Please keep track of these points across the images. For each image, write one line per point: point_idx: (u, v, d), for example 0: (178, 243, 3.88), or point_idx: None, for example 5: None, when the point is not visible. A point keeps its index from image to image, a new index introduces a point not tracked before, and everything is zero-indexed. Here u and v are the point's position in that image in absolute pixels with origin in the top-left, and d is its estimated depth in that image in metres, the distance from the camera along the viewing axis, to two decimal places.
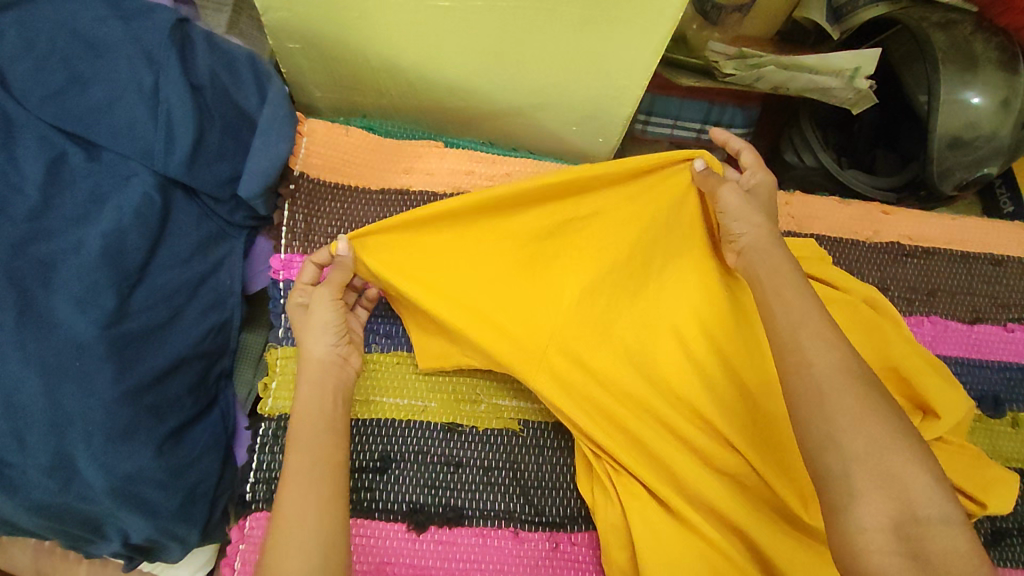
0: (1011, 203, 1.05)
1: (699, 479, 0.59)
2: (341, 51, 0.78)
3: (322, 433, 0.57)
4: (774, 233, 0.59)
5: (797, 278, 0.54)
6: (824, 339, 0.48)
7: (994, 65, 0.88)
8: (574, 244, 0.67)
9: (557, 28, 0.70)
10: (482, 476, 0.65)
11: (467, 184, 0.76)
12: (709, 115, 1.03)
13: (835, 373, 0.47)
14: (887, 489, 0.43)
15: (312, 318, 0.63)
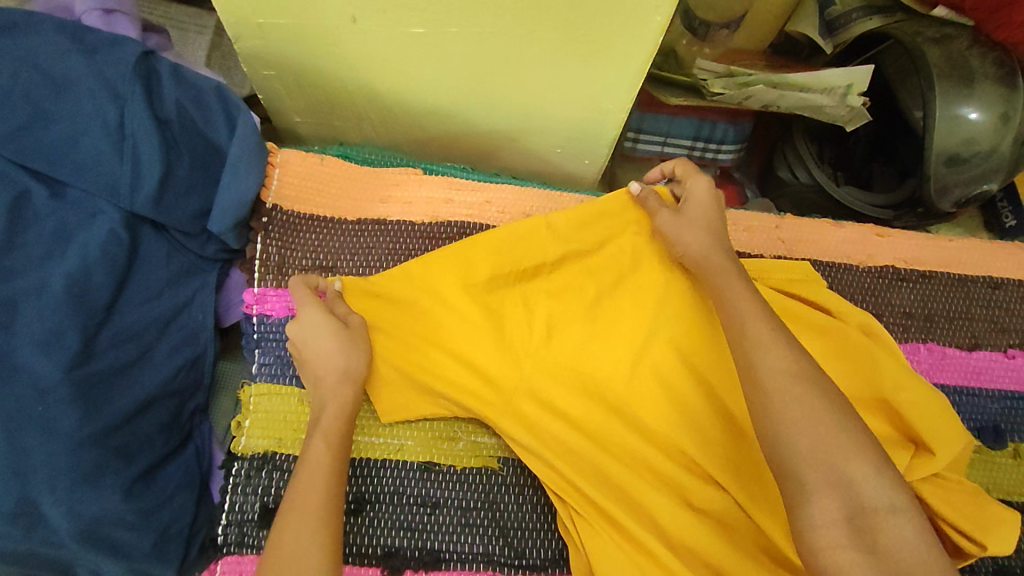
0: (1012, 215, 1.03)
1: (672, 517, 0.58)
2: (316, 77, 0.76)
3: (335, 441, 0.57)
4: (717, 242, 0.62)
5: (744, 289, 0.57)
6: (765, 343, 0.51)
7: (990, 81, 0.85)
8: (560, 281, 0.70)
9: (534, 54, 0.69)
10: (461, 518, 0.62)
11: (445, 213, 0.74)
12: (701, 132, 1.02)
13: (780, 375, 0.48)
14: (837, 485, 0.44)
15: (328, 332, 0.61)
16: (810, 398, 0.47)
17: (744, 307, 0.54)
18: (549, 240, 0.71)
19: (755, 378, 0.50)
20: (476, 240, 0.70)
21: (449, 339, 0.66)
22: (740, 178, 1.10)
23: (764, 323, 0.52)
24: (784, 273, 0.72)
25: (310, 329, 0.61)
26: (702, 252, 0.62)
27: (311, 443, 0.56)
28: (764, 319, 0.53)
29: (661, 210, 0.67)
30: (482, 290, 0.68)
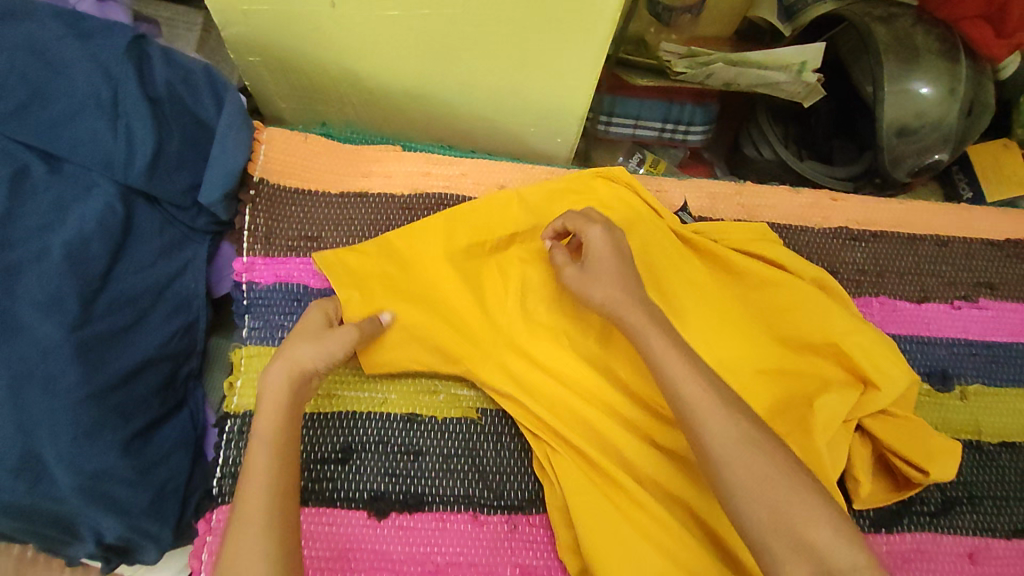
0: (970, 188, 1.13)
1: (637, 452, 0.63)
2: (297, 56, 0.81)
3: (280, 433, 0.55)
4: (629, 296, 0.60)
5: (663, 342, 0.56)
6: (710, 409, 0.51)
7: (935, 55, 0.90)
8: (533, 250, 0.75)
9: (500, 34, 0.74)
10: (442, 464, 0.66)
11: (424, 185, 0.79)
12: (670, 114, 1.07)
13: (727, 442, 0.50)
14: (801, 553, 0.45)
15: (315, 333, 0.62)
16: (757, 463, 0.48)
17: (674, 370, 0.54)
18: (521, 211, 0.75)
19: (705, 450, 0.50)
20: (454, 210, 0.75)
21: (427, 301, 0.71)
22: (709, 158, 1.16)
23: (697, 384, 0.53)
24: (749, 230, 0.77)
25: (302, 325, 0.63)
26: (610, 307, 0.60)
27: (254, 447, 0.54)
28: (697, 380, 0.53)
29: (567, 266, 0.65)
30: (458, 258, 0.73)
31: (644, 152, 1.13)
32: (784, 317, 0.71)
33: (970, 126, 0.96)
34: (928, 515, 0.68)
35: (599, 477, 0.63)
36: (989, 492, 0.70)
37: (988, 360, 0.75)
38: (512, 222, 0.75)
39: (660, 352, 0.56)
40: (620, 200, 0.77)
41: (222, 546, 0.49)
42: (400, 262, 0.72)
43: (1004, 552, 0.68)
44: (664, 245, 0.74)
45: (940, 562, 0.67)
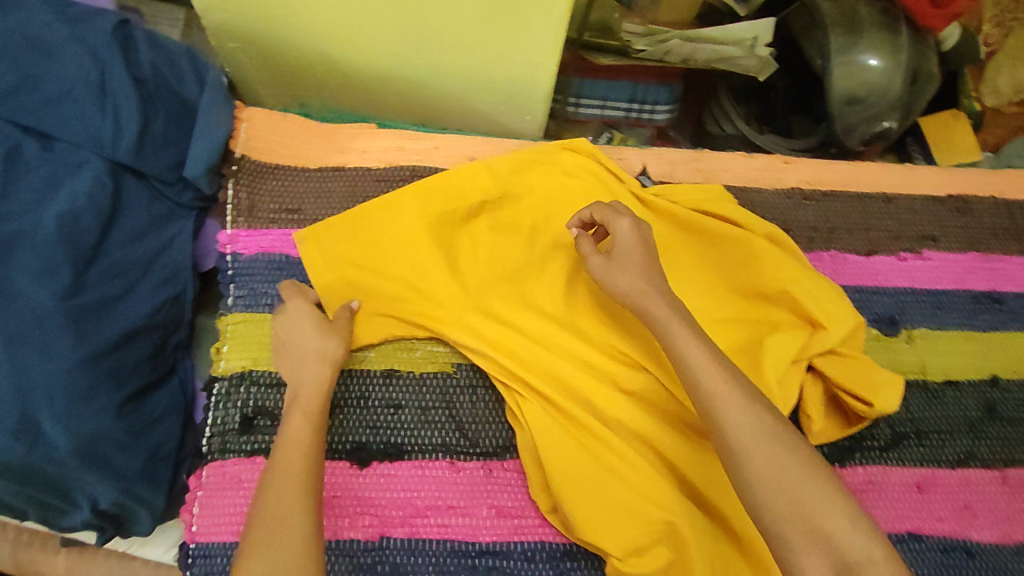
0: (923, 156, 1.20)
1: (602, 395, 0.67)
2: (274, 38, 0.85)
3: (313, 409, 0.62)
4: (654, 289, 0.63)
5: (689, 335, 0.58)
6: (732, 399, 0.53)
7: (877, 27, 0.95)
8: (501, 217, 0.80)
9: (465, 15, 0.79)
10: (421, 415, 0.70)
11: (397, 159, 0.83)
12: (635, 93, 1.14)
13: (748, 434, 0.52)
14: (817, 544, 0.47)
15: (320, 326, 0.69)
16: (776, 455, 0.50)
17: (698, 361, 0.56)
18: (490, 179, 0.79)
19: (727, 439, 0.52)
20: (426, 181, 0.79)
21: (401, 265, 0.75)
22: (675, 137, 1.21)
23: (718, 375, 0.55)
24: (708, 190, 0.81)
25: (297, 322, 0.69)
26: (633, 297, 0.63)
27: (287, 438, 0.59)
28: (719, 370, 0.55)
29: (593, 255, 0.68)
30: (430, 224, 0.77)
31: (613, 131, 1.19)
32: (736, 270, 0.75)
33: (916, 95, 1.01)
34: (879, 449, 0.73)
35: (568, 421, 0.67)
36: (935, 426, 0.75)
37: (932, 307, 0.81)
38: (481, 190, 0.79)
39: (674, 310, 0.60)
40: (582, 168, 0.81)
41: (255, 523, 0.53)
42: (374, 230, 0.76)
43: (950, 481, 0.73)
44: (624, 207, 0.79)
45: (889, 491, 0.72)
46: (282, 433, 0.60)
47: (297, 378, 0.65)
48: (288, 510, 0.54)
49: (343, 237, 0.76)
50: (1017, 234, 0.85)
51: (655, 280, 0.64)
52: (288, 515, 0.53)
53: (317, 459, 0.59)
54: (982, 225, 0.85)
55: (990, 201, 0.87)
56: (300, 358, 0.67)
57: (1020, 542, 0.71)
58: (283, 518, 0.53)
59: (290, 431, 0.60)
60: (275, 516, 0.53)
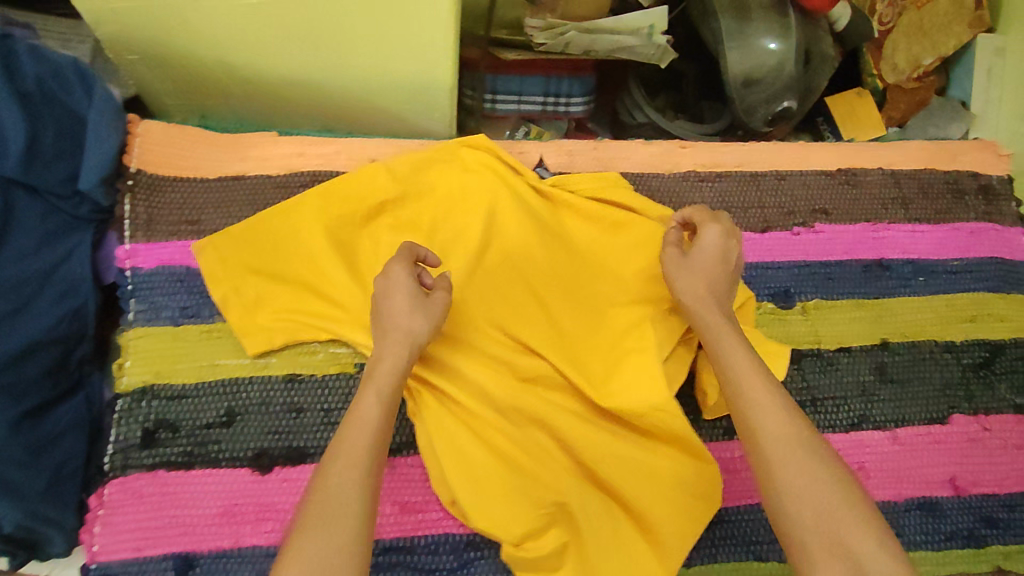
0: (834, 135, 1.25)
1: (499, 384, 0.68)
2: (167, 47, 0.85)
3: (388, 390, 0.58)
4: (712, 300, 0.65)
5: (741, 346, 0.61)
6: (773, 407, 0.57)
7: (765, 10, 0.99)
8: (402, 216, 0.81)
9: (353, 17, 0.79)
10: (325, 417, 0.71)
11: (298, 165, 0.83)
12: (549, 88, 1.15)
13: (787, 441, 0.55)
14: (838, 556, 0.50)
15: (417, 301, 0.62)
16: (809, 467, 0.53)
17: (744, 369, 0.59)
18: (388, 180, 0.80)
19: (761, 444, 0.56)
20: (324, 186, 0.80)
21: (301, 268, 0.75)
22: (593, 128, 1.22)
23: (763, 387, 0.58)
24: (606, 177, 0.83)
25: (396, 289, 0.62)
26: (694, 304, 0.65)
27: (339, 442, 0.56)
28: (763, 382, 0.58)
29: (671, 252, 0.69)
30: (330, 228, 0.77)
31: (530, 125, 1.20)
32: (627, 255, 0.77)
33: (812, 75, 1.05)
34: None
35: (463, 413, 0.67)
36: (829, 393, 0.78)
37: (825, 278, 0.84)
38: (379, 191, 0.80)
39: (726, 320, 0.63)
40: (482, 164, 0.82)
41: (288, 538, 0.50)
42: (273, 235, 0.76)
43: (845, 444, 0.76)
44: (524, 199, 0.80)
45: None
46: (354, 410, 0.57)
47: (378, 352, 0.61)
48: (348, 501, 0.52)
49: (240, 244, 0.76)
50: (905, 203, 0.89)
51: (718, 293, 0.66)
52: (346, 505, 0.51)
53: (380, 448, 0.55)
54: (872, 196, 0.89)
55: (878, 173, 0.90)
56: (386, 330, 0.61)
57: (910, 498, 0.75)
58: (343, 505, 0.52)
59: (363, 409, 0.57)
60: (336, 502, 0.52)
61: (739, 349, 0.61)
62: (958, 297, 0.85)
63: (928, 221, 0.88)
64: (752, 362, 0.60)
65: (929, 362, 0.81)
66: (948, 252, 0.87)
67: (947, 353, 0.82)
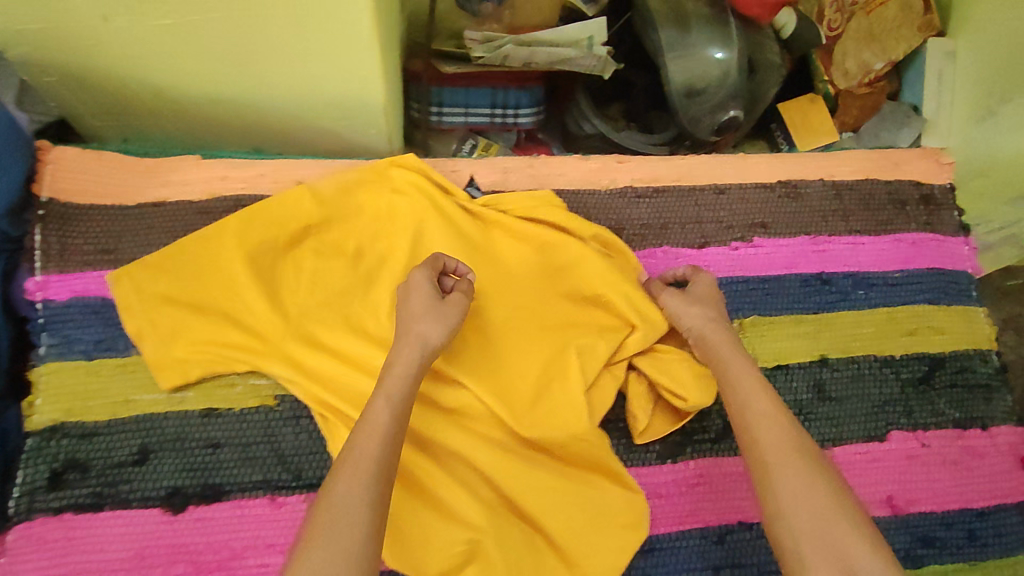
0: (787, 142, 1.24)
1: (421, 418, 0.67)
2: (81, 69, 0.82)
3: (400, 397, 0.60)
4: (715, 325, 0.70)
5: (744, 365, 0.65)
6: (768, 419, 0.61)
7: (704, 20, 0.97)
8: (328, 239, 0.78)
9: (271, 38, 0.76)
10: (242, 453, 0.69)
11: (221, 189, 0.80)
12: (496, 99, 1.12)
13: (784, 452, 0.58)
14: (834, 562, 0.51)
15: (433, 306, 0.65)
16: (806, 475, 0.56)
17: (746, 387, 0.63)
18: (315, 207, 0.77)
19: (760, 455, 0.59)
20: (246, 211, 0.76)
21: (220, 297, 0.73)
22: (544, 138, 1.21)
23: (764, 403, 0.62)
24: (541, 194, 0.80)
25: (415, 294, 0.66)
26: (699, 329, 0.70)
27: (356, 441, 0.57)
28: (765, 398, 0.62)
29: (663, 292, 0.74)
30: (250, 256, 0.74)
31: (477, 138, 1.18)
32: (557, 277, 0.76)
33: (757, 84, 1.04)
34: (710, 441, 0.74)
35: None
36: None
37: (763, 293, 0.82)
38: (301, 215, 0.76)
39: (730, 344, 0.68)
40: (413, 184, 0.79)
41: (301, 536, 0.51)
42: (192, 263, 0.74)
43: None
44: (454, 221, 0.78)
45: (721, 481, 0.73)
46: (366, 419, 0.58)
47: (393, 354, 0.63)
48: (357, 506, 0.52)
49: (157, 274, 0.73)
50: (845, 215, 0.88)
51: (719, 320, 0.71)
52: (355, 510, 0.51)
53: (391, 455, 0.56)
54: (812, 208, 0.87)
55: (820, 184, 0.89)
56: (403, 332, 0.64)
57: None
58: (351, 511, 0.51)
59: (375, 415, 0.58)
60: (345, 507, 0.52)
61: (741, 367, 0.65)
62: (898, 310, 0.84)
63: (870, 233, 0.87)
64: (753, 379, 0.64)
65: (868, 378, 0.80)
66: (889, 264, 0.86)
67: (886, 368, 0.80)
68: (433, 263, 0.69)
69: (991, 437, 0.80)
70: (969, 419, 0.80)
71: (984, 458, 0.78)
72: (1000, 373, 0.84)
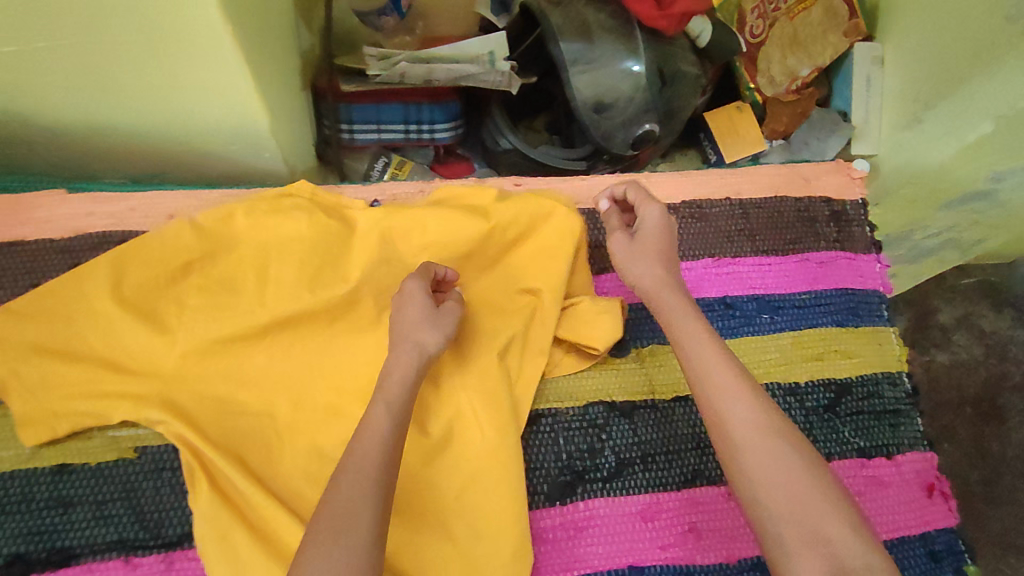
0: (714, 153, 1.21)
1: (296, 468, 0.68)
2: None
3: (398, 402, 0.60)
4: (667, 276, 0.67)
5: (703, 330, 0.62)
6: (733, 393, 0.57)
7: (607, 32, 0.94)
8: (216, 274, 0.74)
9: (128, 68, 0.69)
10: (96, 511, 0.65)
11: (88, 226, 0.76)
12: (409, 115, 1.07)
13: (754, 431, 0.55)
14: (816, 545, 0.50)
15: (429, 314, 0.66)
16: (781, 453, 0.54)
17: (707, 356, 0.60)
18: (186, 237, 0.73)
19: (729, 434, 0.56)
20: (119, 249, 0.72)
21: (82, 342, 0.69)
22: (466, 154, 1.19)
23: (728, 372, 0.59)
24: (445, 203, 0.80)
25: (410, 303, 0.66)
26: (653, 286, 0.67)
27: (360, 442, 0.56)
28: (728, 367, 0.59)
29: (615, 233, 0.72)
30: (120, 300, 0.70)
31: (390, 157, 1.12)
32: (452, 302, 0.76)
33: (673, 95, 1.00)
34: (601, 480, 0.72)
35: (241, 509, 0.64)
36: (662, 448, 0.74)
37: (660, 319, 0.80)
38: (171, 254, 0.73)
39: (682, 300, 0.65)
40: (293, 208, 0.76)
41: (305, 541, 0.50)
42: (48, 308, 0.69)
43: (677, 504, 0.73)
44: (337, 257, 0.76)
45: (614, 524, 0.71)
46: (365, 425, 0.58)
47: (388, 362, 0.63)
48: (361, 511, 0.51)
49: (13, 320, 0.68)
50: (751, 236, 0.85)
51: (671, 275, 0.68)
52: (360, 514, 0.51)
53: (391, 461, 0.56)
54: (717, 228, 0.84)
55: (726, 204, 0.86)
56: (399, 339, 0.64)
57: (743, 560, 0.72)
58: (354, 513, 0.51)
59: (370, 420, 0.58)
60: (347, 509, 0.51)
61: (695, 331, 0.62)
62: (805, 334, 0.81)
63: (777, 253, 0.85)
64: (712, 340, 0.61)
65: None
66: (797, 286, 0.83)
67: (791, 397, 0.78)
68: (424, 271, 0.70)
69: (896, 465, 0.78)
70: (874, 447, 0.78)
71: (889, 488, 0.77)
72: (911, 396, 0.82)
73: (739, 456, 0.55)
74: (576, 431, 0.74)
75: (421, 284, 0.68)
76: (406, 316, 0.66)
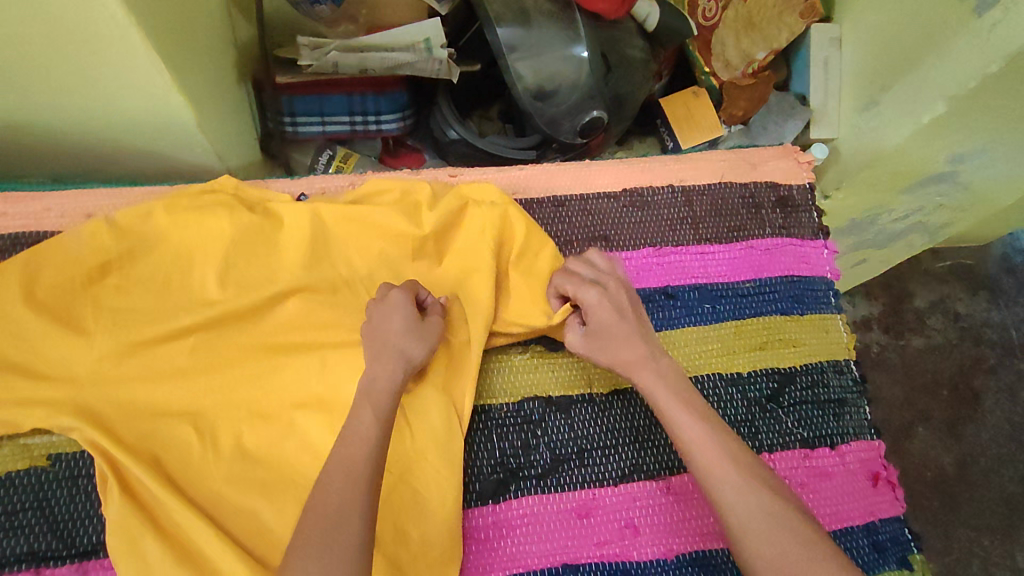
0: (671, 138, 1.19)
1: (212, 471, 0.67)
2: None
3: (385, 411, 0.60)
4: (644, 358, 0.64)
5: (689, 410, 0.60)
6: (727, 475, 0.56)
7: (547, 16, 0.91)
8: (131, 275, 0.71)
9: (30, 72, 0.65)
10: (7, 522, 0.65)
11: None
12: (354, 106, 1.04)
13: (749, 509, 0.54)
14: None
15: (415, 325, 0.65)
16: (779, 532, 0.53)
17: (697, 436, 0.59)
18: (100, 239, 0.70)
19: (728, 517, 0.55)
20: (28, 252, 0.69)
21: None
22: (415, 144, 1.16)
23: (719, 452, 0.57)
24: (375, 198, 0.77)
25: (394, 314, 0.65)
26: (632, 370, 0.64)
27: (345, 452, 0.56)
28: (718, 447, 0.58)
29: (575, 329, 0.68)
30: (27, 305, 0.67)
31: (333, 148, 1.09)
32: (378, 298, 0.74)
33: (620, 81, 0.98)
34: (534, 478, 0.71)
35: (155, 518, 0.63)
36: (598, 443, 0.73)
37: None
38: (81, 256, 0.69)
39: (664, 377, 0.63)
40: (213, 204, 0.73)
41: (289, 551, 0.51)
42: None
43: (613, 500, 0.71)
44: (259, 255, 0.73)
45: (548, 523, 0.69)
46: (350, 431, 0.58)
47: (372, 370, 0.63)
48: (352, 518, 0.52)
49: None
50: (693, 223, 0.83)
51: (653, 350, 0.66)
52: (348, 522, 0.52)
53: (381, 465, 0.56)
54: (658, 217, 0.82)
55: (668, 191, 0.84)
56: (383, 349, 0.63)
57: (681, 555, 0.71)
58: (349, 522, 0.52)
59: (369, 425, 0.58)
60: (343, 518, 0.52)
61: (683, 412, 0.60)
62: (748, 323, 0.79)
63: (720, 241, 0.82)
64: (702, 419, 0.60)
65: (713, 402, 0.75)
66: (741, 274, 0.81)
67: (732, 388, 0.76)
68: (411, 288, 0.68)
69: (839, 455, 0.77)
70: (817, 438, 0.77)
71: (832, 479, 0.76)
72: (858, 385, 0.80)
73: (741, 543, 0.54)
74: (510, 428, 0.72)
75: (406, 299, 0.66)
76: (392, 324, 0.65)
